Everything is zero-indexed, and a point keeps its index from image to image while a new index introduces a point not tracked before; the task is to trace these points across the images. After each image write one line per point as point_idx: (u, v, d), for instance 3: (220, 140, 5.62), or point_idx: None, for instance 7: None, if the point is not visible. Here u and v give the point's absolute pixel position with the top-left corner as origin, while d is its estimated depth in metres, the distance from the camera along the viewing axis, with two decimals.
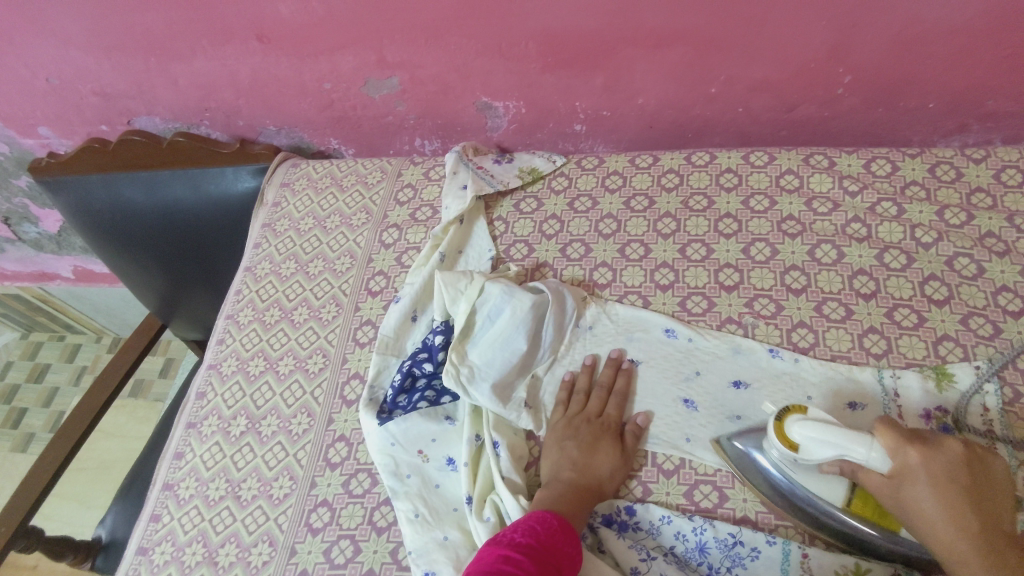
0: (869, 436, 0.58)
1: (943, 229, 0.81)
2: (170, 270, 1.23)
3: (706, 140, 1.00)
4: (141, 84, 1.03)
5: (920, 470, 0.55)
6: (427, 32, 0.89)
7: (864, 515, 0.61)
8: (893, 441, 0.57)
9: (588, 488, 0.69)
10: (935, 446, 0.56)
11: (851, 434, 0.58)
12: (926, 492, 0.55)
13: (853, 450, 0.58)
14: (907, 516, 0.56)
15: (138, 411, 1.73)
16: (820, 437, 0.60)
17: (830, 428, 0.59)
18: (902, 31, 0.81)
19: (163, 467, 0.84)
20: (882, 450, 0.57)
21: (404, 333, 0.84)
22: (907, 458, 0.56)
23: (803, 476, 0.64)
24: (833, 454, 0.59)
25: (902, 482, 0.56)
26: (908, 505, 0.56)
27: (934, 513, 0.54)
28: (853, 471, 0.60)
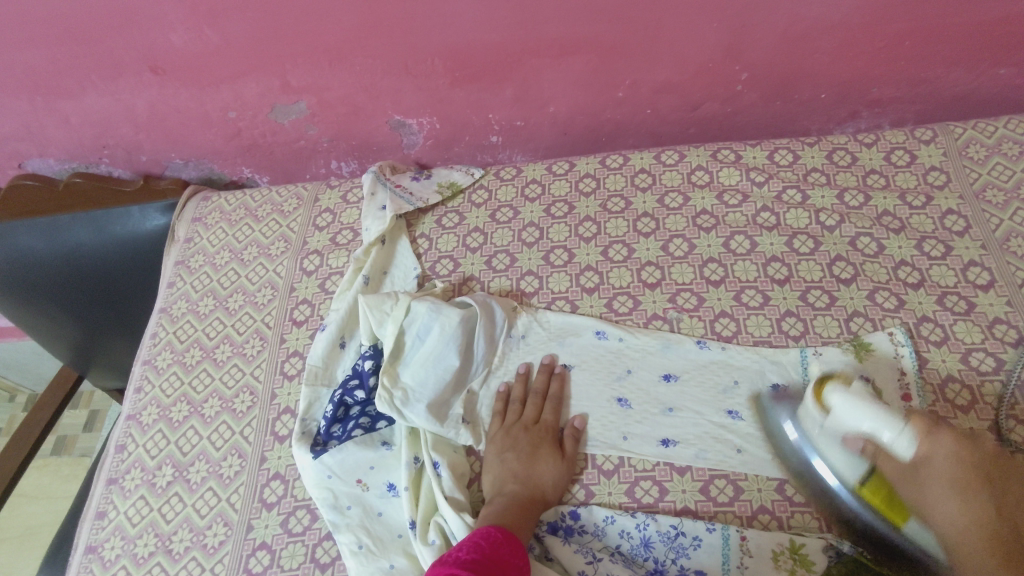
0: (903, 420, 0.62)
1: (845, 212, 0.85)
2: (81, 319, 1.17)
3: (620, 142, 1.02)
4: (29, 125, 0.98)
5: (944, 459, 0.62)
6: (330, 55, 0.88)
7: (872, 502, 0.64)
8: (925, 430, 0.63)
9: (531, 499, 0.69)
10: (968, 439, 0.63)
11: (886, 415, 0.62)
12: (943, 480, 0.62)
13: (883, 430, 0.62)
14: (921, 503, 0.62)
15: (62, 469, 1.63)
16: (859, 407, 0.63)
17: (866, 402, 0.63)
18: (788, 28, 0.85)
19: (84, 529, 0.79)
20: (910, 435, 0.62)
21: (333, 361, 0.81)
22: (933, 449, 0.62)
23: (825, 447, 0.66)
24: (865, 424, 0.63)
25: (924, 469, 0.62)
26: (925, 501, 0.62)
27: (954, 502, 0.61)
28: (875, 453, 0.64)
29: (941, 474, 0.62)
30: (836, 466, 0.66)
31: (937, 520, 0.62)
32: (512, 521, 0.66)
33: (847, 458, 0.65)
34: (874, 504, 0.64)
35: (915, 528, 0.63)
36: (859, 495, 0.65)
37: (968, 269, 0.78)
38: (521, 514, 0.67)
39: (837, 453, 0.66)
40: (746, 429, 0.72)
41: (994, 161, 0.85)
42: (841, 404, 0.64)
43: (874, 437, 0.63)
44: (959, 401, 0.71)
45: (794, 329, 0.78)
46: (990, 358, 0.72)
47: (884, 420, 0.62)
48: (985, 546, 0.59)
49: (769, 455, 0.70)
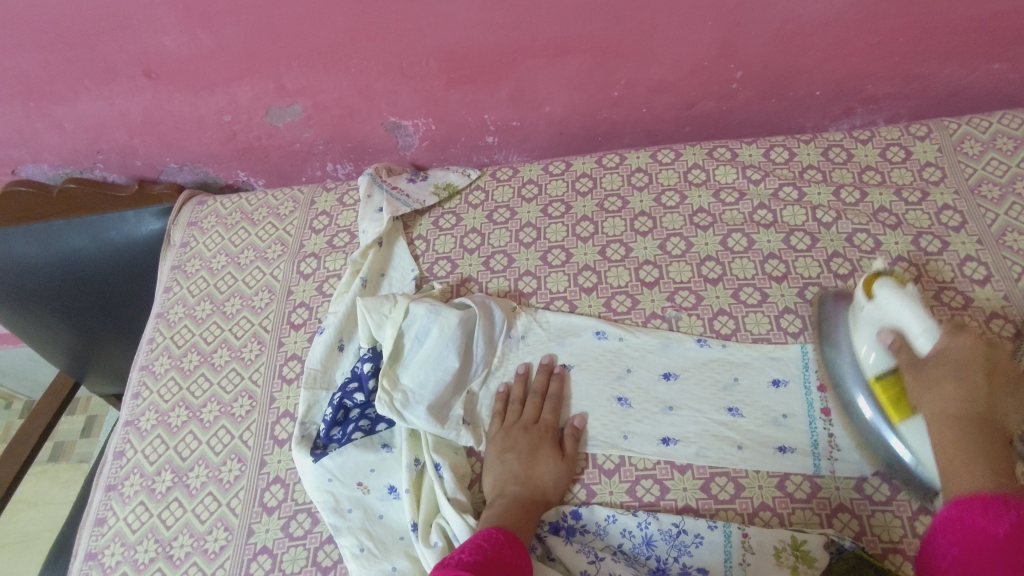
0: (931, 322, 0.63)
1: (841, 208, 0.85)
2: (77, 326, 1.16)
3: (616, 142, 1.02)
4: (23, 131, 0.97)
5: (955, 352, 0.62)
6: (325, 57, 0.88)
7: (882, 396, 0.65)
8: (950, 330, 0.64)
9: (532, 499, 0.69)
10: (987, 349, 0.63)
11: (920, 313, 0.64)
12: (952, 370, 0.61)
13: (916, 325, 0.64)
14: (920, 390, 0.62)
15: (60, 476, 1.62)
16: (903, 305, 0.65)
17: (914, 306, 0.65)
18: (782, 26, 0.85)
19: (83, 536, 0.79)
20: (937, 336, 0.63)
21: (332, 364, 0.81)
22: (951, 343, 0.62)
23: (858, 352, 0.69)
24: (901, 321, 0.65)
25: (940, 354, 0.62)
26: (924, 395, 0.62)
27: (954, 383, 0.61)
28: (895, 349, 0.64)
29: (955, 360, 0.61)
30: (863, 355, 0.68)
31: (929, 403, 0.61)
32: (514, 522, 0.66)
33: (871, 347, 0.67)
34: (881, 401, 0.66)
35: (910, 430, 0.64)
36: (872, 389, 0.67)
37: (964, 264, 0.79)
38: (524, 514, 0.67)
39: (870, 346, 0.67)
40: (746, 427, 0.72)
41: (988, 156, 0.86)
42: (890, 294, 0.66)
43: (903, 330, 0.65)
44: None
45: (793, 326, 0.78)
46: None
47: (919, 321, 0.64)
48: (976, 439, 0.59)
49: (769, 452, 0.71)
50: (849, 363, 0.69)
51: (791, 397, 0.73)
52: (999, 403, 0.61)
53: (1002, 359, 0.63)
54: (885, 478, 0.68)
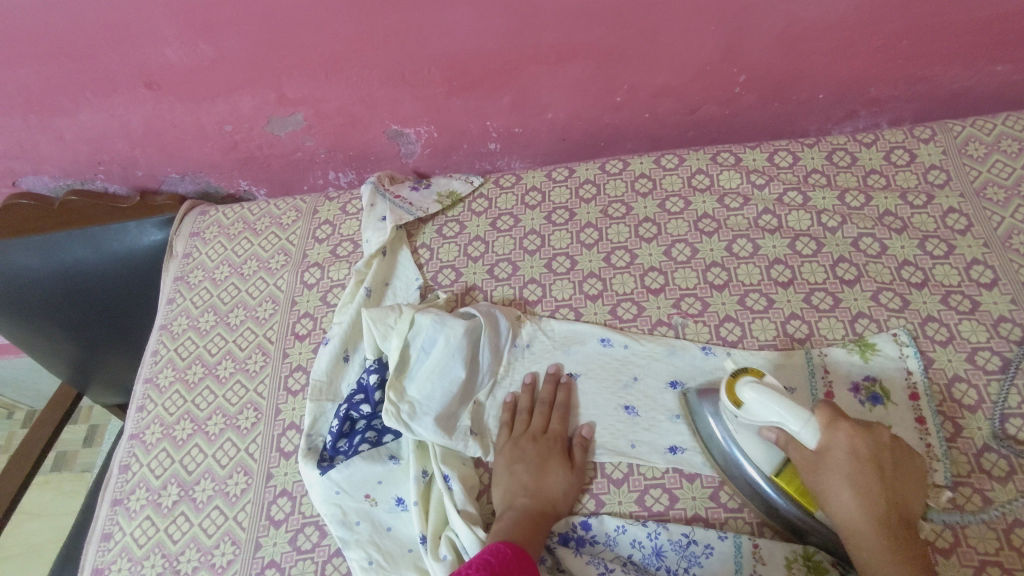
0: (808, 415, 0.61)
1: (847, 213, 0.85)
2: (80, 337, 1.16)
3: (618, 147, 1.01)
4: (23, 143, 0.97)
5: (844, 453, 0.60)
6: (327, 66, 0.87)
7: (786, 489, 0.65)
8: (829, 420, 0.62)
9: (542, 512, 0.69)
10: (866, 431, 0.62)
11: (794, 408, 0.62)
12: (842, 474, 0.60)
13: (791, 422, 0.62)
14: (819, 492, 0.61)
15: (64, 485, 1.62)
16: (768, 402, 0.63)
17: (776, 398, 0.62)
18: (786, 30, 0.85)
19: (90, 551, 0.78)
20: (814, 426, 0.61)
21: (338, 375, 0.81)
22: (834, 438, 0.61)
23: (742, 439, 0.67)
24: (775, 419, 0.63)
25: (825, 460, 0.61)
26: (824, 482, 0.61)
27: (855, 492, 0.59)
28: (787, 442, 0.63)
29: (840, 466, 0.60)
30: (755, 457, 0.66)
31: (838, 511, 0.60)
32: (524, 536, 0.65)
33: (764, 447, 0.66)
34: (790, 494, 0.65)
35: (823, 517, 0.63)
36: (778, 485, 0.65)
37: (971, 267, 0.78)
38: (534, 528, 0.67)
39: (756, 444, 0.66)
40: None
41: (993, 158, 0.85)
42: (748, 399, 0.64)
43: (783, 429, 0.63)
44: (967, 400, 0.71)
45: (800, 332, 0.78)
46: (996, 357, 0.73)
47: (794, 416, 0.61)
48: (883, 540, 0.58)
49: None
50: (733, 451, 0.68)
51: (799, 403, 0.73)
52: (902, 494, 0.60)
53: (885, 436, 0.62)
54: None
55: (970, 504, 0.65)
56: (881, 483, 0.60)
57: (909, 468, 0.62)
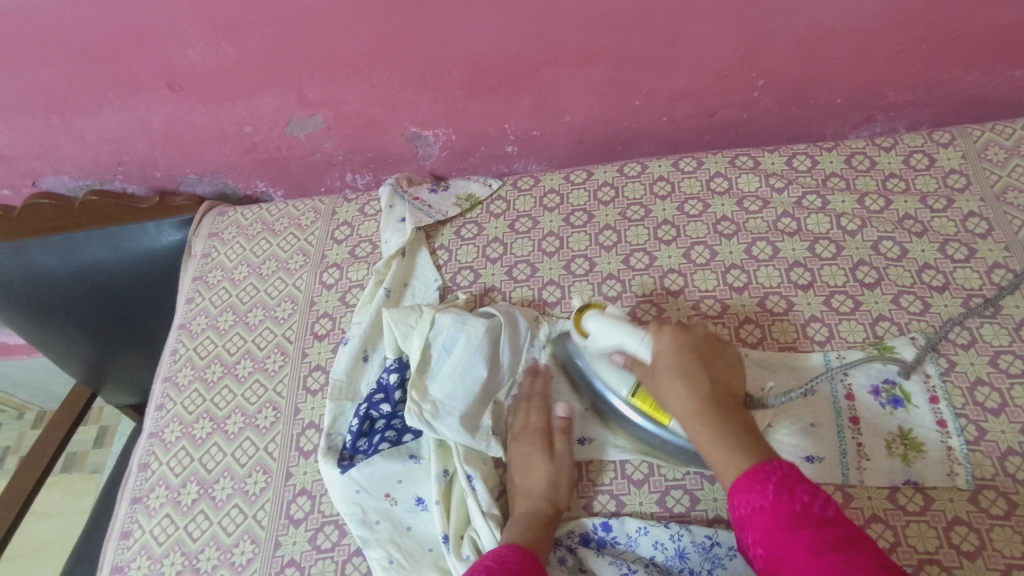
0: (643, 330, 0.69)
1: (866, 216, 0.85)
2: (96, 336, 1.16)
3: (636, 150, 1.02)
4: (45, 143, 0.97)
5: (670, 351, 0.66)
6: (348, 68, 0.88)
7: (644, 409, 0.71)
8: (658, 329, 0.69)
9: (550, 509, 0.69)
10: (687, 329, 0.68)
11: (630, 329, 0.70)
12: (670, 371, 0.65)
13: (629, 340, 0.69)
14: (660, 392, 0.66)
15: (73, 486, 1.62)
16: (614, 328, 0.71)
17: (616, 324, 0.71)
18: (805, 34, 0.85)
19: (110, 549, 0.79)
20: (648, 338, 0.68)
21: (358, 374, 0.81)
22: (661, 339, 0.67)
23: (602, 369, 0.74)
24: (614, 343, 0.71)
25: (658, 361, 0.66)
26: (660, 379, 0.66)
27: (682, 379, 0.64)
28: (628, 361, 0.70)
29: (670, 364, 0.65)
30: (615, 384, 0.73)
31: (671, 400, 0.64)
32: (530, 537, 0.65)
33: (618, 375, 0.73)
34: (647, 410, 0.71)
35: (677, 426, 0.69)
36: (636, 405, 0.71)
37: (992, 271, 0.78)
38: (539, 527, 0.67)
39: (612, 372, 0.74)
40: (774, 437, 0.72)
41: (1013, 163, 0.85)
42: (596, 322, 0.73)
43: (626, 351, 0.70)
44: (990, 403, 0.70)
45: (819, 334, 0.78)
46: (1019, 360, 0.72)
47: (630, 334, 0.69)
48: (710, 407, 0.61)
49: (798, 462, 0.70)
50: (602, 390, 0.75)
51: (818, 405, 0.73)
52: (732, 386, 0.65)
53: (699, 333, 0.68)
54: (917, 487, 0.67)
55: (996, 508, 0.65)
56: (704, 367, 0.65)
57: (727, 360, 0.67)
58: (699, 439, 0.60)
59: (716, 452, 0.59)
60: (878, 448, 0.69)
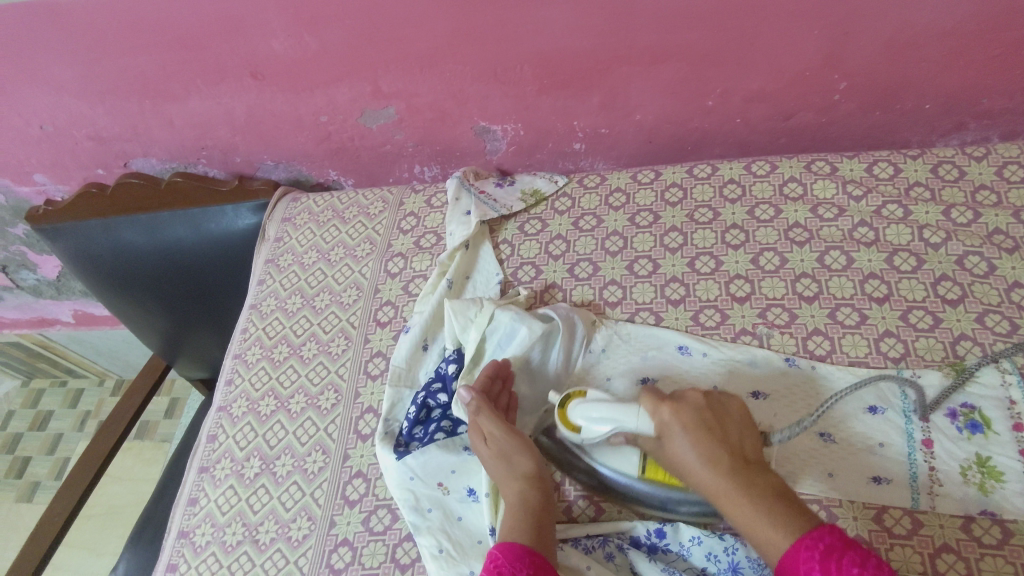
0: (638, 406, 0.65)
1: (951, 228, 0.81)
2: (173, 312, 1.23)
3: (706, 152, 0.99)
4: (137, 127, 1.03)
5: (672, 428, 0.62)
6: (423, 62, 0.89)
7: (656, 479, 0.69)
8: (652, 403, 0.64)
9: (535, 497, 0.66)
10: (682, 399, 0.64)
11: (624, 407, 0.66)
12: (679, 434, 0.61)
13: (625, 421, 0.65)
14: (676, 466, 0.62)
15: (145, 453, 1.71)
16: (600, 407, 0.67)
17: (604, 405, 0.67)
18: (895, 35, 0.81)
19: (177, 514, 0.83)
20: (645, 414, 0.64)
21: (416, 363, 0.82)
22: (661, 417, 0.63)
23: (599, 454, 0.71)
24: (610, 428, 0.66)
25: (664, 441, 0.63)
26: (673, 452, 0.62)
27: (696, 454, 0.60)
28: (635, 437, 0.67)
29: (676, 433, 0.62)
30: (621, 465, 0.70)
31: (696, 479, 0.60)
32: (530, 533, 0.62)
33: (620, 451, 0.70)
34: (662, 480, 0.68)
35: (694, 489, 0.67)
36: (648, 477, 0.69)
37: None
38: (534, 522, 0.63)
39: (618, 453, 0.70)
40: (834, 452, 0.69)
41: None
42: (580, 408, 0.68)
43: (624, 431, 0.66)
44: None
45: (893, 351, 0.74)
46: None
47: (620, 416, 0.65)
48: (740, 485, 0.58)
49: (864, 482, 0.67)
50: (603, 466, 0.71)
51: (889, 425, 0.70)
52: (745, 445, 0.61)
53: (693, 399, 0.63)
54: (995, 519, 0.63)
55: None
56: (715, 442, 0.61)
57: (735, 423, 0.63)
58: (742, 520, 0.57)
59: (754, 526, 0.56)
60: (952, 475, 0.66)
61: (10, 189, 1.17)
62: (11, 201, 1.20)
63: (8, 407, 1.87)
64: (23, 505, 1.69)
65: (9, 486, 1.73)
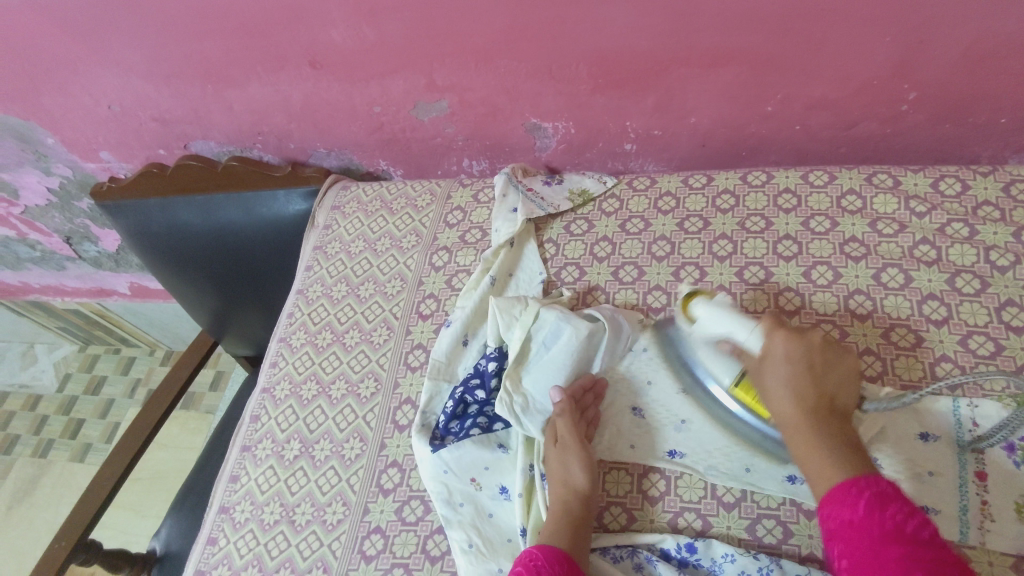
0: (755, 322, 0.65)
1: (1021, 251, 0.77)
2: (223, 290, 1.27)
3: (761, 158, 0.97)
4: (198, 110, 1.06)
5: (781, 354, 0.61)
6: (478, 56, 0.89)
7: (744, 400, 0.69)
8: (770, 326, 0.63)
9: (576, 506, 0.67)
10: (802, 334, 0.61)
11: (741, 318, 0.66)
12: (781, 371, 0.60)
13: (739, 331, 0.65)
14: (763, 391, 0.62)
15: (189, 423, 1.77)
16: (726, 319, 0.67)
17: (726, 312, 0.67)
18: (973, 45, 0.77)
19: (219, 489, 0.86)
20: (759, 332, 0.64)
21: (456, 357, 0.83)
22: (772, 342, 0.62)
23: (707, 359, 0.72)
24: (724, 332, 0.67)
25: (764, 358, 0.62)
26: (766, 379, 0.61)
27: (786, 383, 0.59)
28: (737, 351, 0.67)
29: (778, 364, 0.61)
30: (718, 371, 0.71)
31: (773, 402, 0.60)
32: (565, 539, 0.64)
33: (721, 364, 0.70)
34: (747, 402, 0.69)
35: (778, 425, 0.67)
36: (737, 396, 0.70)
37: None
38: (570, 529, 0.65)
39: (718, 360, 0.70)
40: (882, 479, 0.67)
41: None
42: (708, 308, 0.70)
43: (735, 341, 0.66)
44: None
45: (950, 377, 0.71)
46: None
47: (738, 325, 0.65)
48: (815, 420, 0.57)
49: None
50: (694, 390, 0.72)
51: (940, 453, 0.67)
52: (842, 394, 0.60)
53: (810, 342, 0.61)
54: None
55: None
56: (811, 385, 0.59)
57: (841, 371, 0.61)
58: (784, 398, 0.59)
59: (816, 471, 0.55)
60: (1006, 508, 0.64)
61: (77, 164, 1.22)
62: (78, 176, 1.25)
63: (66, 370, 1.96)
64: (75, 464, 1.78)
65: (63, 445, 1.81)
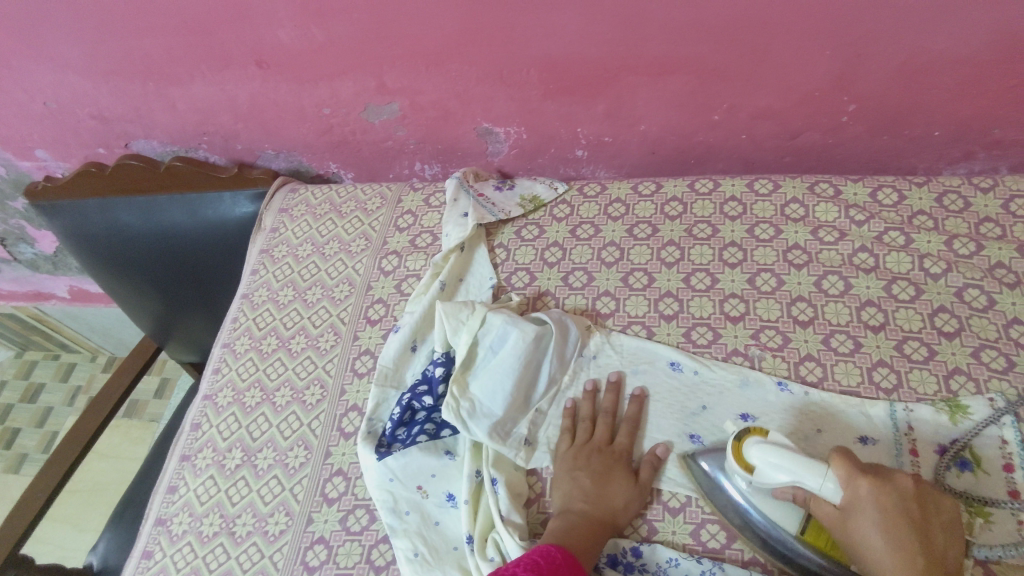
0: (826, 466, 0.58)
1: (953, 260, 0.80)
2: (166, 295, 1.22)
3: (709, 167, 0.98)
4: (140, 108, 1.02)
5: (871, 504, 0.56)
6: (429, 59, 0.88)
7: (812, 542, 0.62)
8: (847, 474, 0.57)
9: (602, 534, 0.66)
10: (887, 479, 0.57)
11: (806, 464, 0.59)
12: (874, 522, 0.55)
13: (806, 479, 0.59)
14: (856, 546, 0.57)
15: (133, 431, 1.71)
16: (773, 463, 0.60)
17: (788, 454, 0.60)
18: (908, 60, 0.80)
19: (156, 501, 0.82)
20: (835, 480, 0.58)
21: (404, 363, 0.82)
22: (856, 489, 0.57)
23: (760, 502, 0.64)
24: (787, 479, 0.60)
25: (852, 516, 0.57)
26: (854, 534, 0.57)
27: (887, 536, 0.55)
28: (807, 500, 0.61)
29: (870, 517, 0.56)
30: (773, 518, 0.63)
31: (872, 565, 0.55)
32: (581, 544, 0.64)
33: (777, 507, 0.63)
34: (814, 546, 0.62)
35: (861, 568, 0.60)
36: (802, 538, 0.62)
37: None
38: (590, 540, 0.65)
39: (772, 504, 0.64)
40: None
41: None
42: (764, 455, 0.60)
43: (801, 487, 0.59)
44: None
45: (887, 381, 0.73)
46: None
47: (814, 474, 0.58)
48: None
49: None
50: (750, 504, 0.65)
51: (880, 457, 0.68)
52: (940, 540, 0.56)
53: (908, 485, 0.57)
54: (982, 563, 0.61)
55: None
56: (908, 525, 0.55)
57: (942, 518, 0.57)
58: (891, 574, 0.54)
59: None
60: None
61: (10, 163, 1.16)
62: (11, 175, 1.19)
63: None
64: (9, 476, 1.69)
65: None
